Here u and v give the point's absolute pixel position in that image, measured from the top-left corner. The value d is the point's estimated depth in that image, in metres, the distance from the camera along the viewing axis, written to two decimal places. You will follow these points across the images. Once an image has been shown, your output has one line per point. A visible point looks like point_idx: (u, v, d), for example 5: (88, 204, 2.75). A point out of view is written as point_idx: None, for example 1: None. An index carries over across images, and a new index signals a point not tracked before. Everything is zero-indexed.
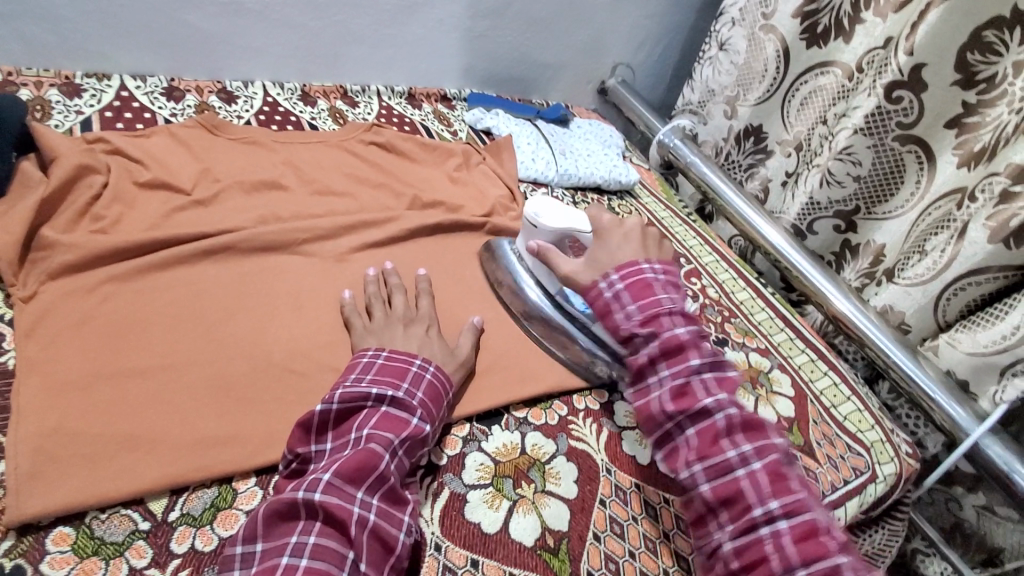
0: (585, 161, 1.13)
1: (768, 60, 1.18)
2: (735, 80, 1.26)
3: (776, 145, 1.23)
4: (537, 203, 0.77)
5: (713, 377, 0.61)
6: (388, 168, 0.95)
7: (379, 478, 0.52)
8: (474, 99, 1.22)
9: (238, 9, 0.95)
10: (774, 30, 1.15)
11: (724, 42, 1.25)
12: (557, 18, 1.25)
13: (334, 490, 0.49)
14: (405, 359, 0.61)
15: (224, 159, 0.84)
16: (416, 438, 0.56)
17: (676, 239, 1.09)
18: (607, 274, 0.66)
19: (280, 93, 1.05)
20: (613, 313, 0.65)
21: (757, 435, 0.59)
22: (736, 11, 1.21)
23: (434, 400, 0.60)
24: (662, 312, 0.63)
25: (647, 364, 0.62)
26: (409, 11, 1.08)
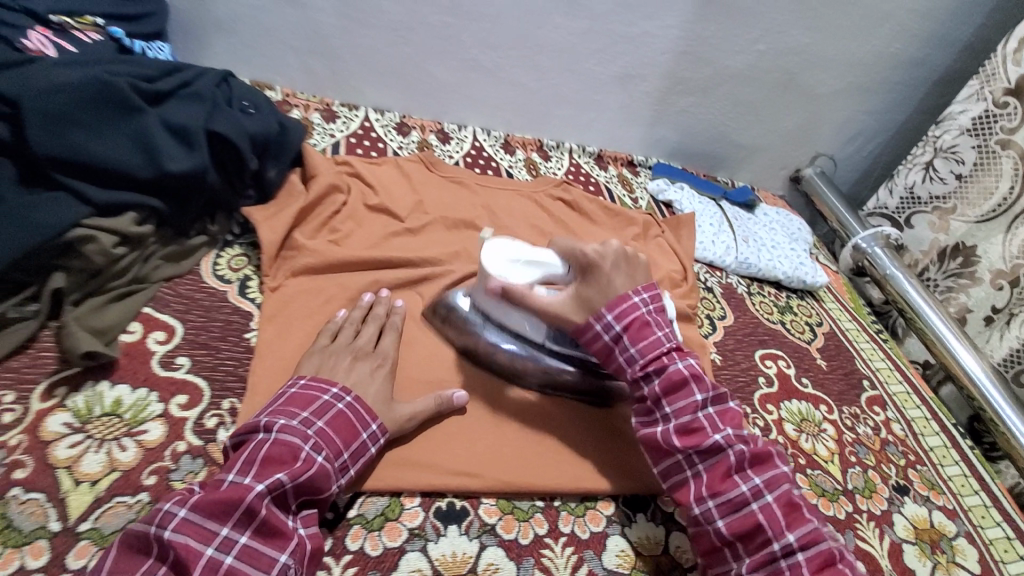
0: (768, 252, 1.07)
1: (1001, 178, 1.05)
2: (953, 192, 1.12)
3: (986, 274, 1.08)
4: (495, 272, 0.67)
5: (716, 411, 0.62)
6: (570, 226, 0.99)
7: (248, 514, 0.46)
8: (659, 168, 1.23)
9: (472, 65, 1.07)
10: (1013, 146, 1.03)
11: (945, 148, 1.12)
12: (764, 103, 1.22)
13: (187, 529, 0.44)
14: (321, 388, 0.57)
15: (435, 195, 0.94)
16: (308, 474, 0.50)
17: (860, 357, 0.98)
18: (598, 318, 0.65)
19: (486, 139, 1.15)
20: (613, 359, 0.65)
21: (765, 467, 0.60)
22: (966, 119, 1.09)
23: (343, 436, 0.54)
24: (661, 353, 0.64)
25: (655, 404, 0.63)
26: (621, 81, 1.13)
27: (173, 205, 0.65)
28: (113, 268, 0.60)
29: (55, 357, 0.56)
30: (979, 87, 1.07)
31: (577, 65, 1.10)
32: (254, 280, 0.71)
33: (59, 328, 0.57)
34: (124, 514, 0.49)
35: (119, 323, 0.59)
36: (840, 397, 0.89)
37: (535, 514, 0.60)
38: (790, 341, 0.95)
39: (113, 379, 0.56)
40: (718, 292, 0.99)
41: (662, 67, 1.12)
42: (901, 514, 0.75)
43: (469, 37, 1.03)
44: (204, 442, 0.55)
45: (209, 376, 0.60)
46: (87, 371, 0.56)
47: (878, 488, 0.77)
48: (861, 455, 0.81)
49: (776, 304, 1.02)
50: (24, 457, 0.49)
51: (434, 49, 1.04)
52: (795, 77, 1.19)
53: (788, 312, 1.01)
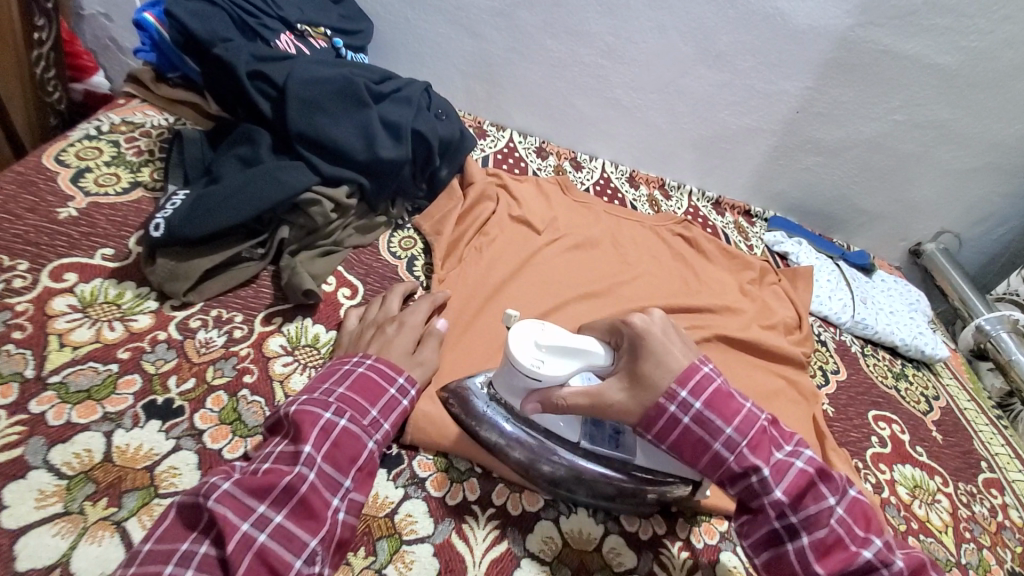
0: (886, 317, 1.07)
1: None
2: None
3: None
4: (527, 348, 0.56)
5: (845, 514, 0.52)
6: (689, 261, 1.04)
7: (287, 490, 0.47)
8: (775, 222, 1.26)
9: (615, 103, 1.17)
10: None
11: None
12: (894, 172, 1.23)
13: (228, 500, 0.45)
14: (342, 361, 0.59)
15: (568, 215, 1.03)
16: (334, 439, 0.52)
17: (978, 438, 0.95)
18: (672, 397, 0.53)
19: (614, 172, 1.23)
20: (713, 454, 0.53)
21: (908, 572, 0.52)
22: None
23: (366, 397, 0.56)
24: (764, 431, 0.54)
25: (784, 520, 0.52)
26: (751, 134, 1.19)
27: (374, 186, 0.77)
28: (324, 229, 0.73)
29: (273, 293, 0.67)
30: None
31: (713, 115, 1.17)
32: (419, 261, 0.82)
33: (279, 270, 0.69)
34: None
35: (323, 274, 0.70)
36: (955, 472, 0.86)
37: (654, 516, 0.63)
38: (905, 408, 0.94)
39: (314, 318, 0.67)
40: (831, 346, 1.00)
41: (795, 126, 1.17)
42: None
43: (617, 78, 1.14)
44: None
45: None
46: (296, 308, 0.67)
47: (993, 568, 0.75)
48: (976, 533, 0.79)
49: (891, 369, 1.01)
50: (252, 366, 0.60)
51: (583, 86, 1.15)
52: (930, 151, 1.19)
53: (903, 379, 1.00)
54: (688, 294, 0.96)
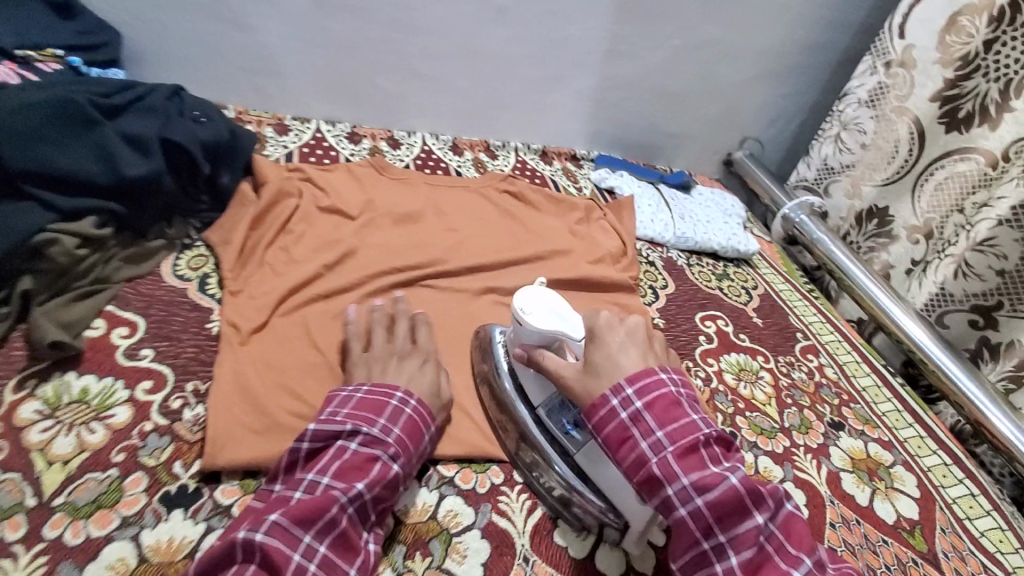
0: (704, 227, 1.16)
1: (901, 141, 1.14)
2: (860, 160, 1.21)
3: (902, 230, 1.16)
4: (526, 297, 0.66)
5: (781, 529, 0.52)
6: (517, 215, 1.05)
7: (331, 524, 0.50)
8: (600, 161, 1.31)
9: (415, 74, 1.15)
10: (907, 112, 1.12)
11: (848, 122, 1.22)
12: (689, 93, 1.32)
13: (278, 532, 0.47)
14: (386, 393, 0.60)
15: (384, 195, 0.99)
16: (383, 481, 0.55)
17: (794, 313, 1.06)
18: (616, 391, 0.57)
19: (435, 143, 1.22)
20: (634, 449, 0.55)
21: None
22: (863, 93, 1.19)
23: (410, 442, 0.59)
24: (699, 445, 0.55)
25: (704, 533, 0.52)
26: (554, 81, 1.21)
27: (131, 210, 0.70)
28: (77, 269, 0.65)
29: (26, 353, 0.59)
30: (871, 64, 1.17)
31: (513, 68, 1.18)
32: (213, 277, 0.75)
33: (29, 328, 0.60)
34: (97, 487, 0.52)
35: (84, 319, 0.63)
36: (775, 348, 0.96)
37: (491, 467, 0.66)
38: (728, 303, 1.03)
39: (79, 370, 0.60)
40: (659, 264, 1.07)
41: (592, 66, 1.21)
42: (838, 447, 0.81)
43: (410, 48, 1.11)
44: (170, 421, 0.59)
45: (172, 363, 0.64)
46: (56, 363, 0.59)
47: (814, 424, 0.83)
48: (797, 397, 0.87)
49: (714, 272, 1.10)
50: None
51: (378, 61, 1.11)
52: (715, 67, 1.29)
53: (725, 279, 1.09)
54: (518, 248, 0.98)
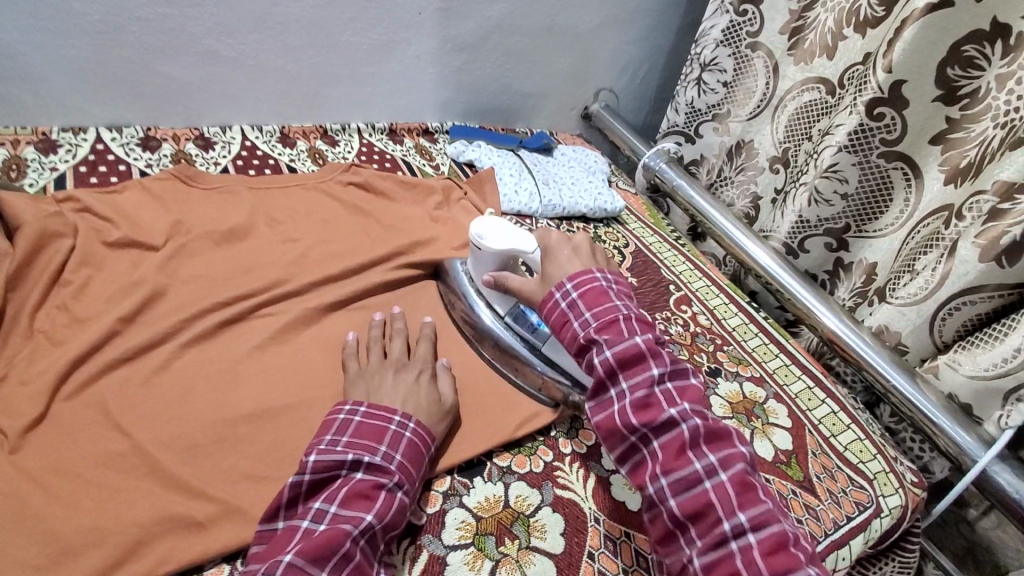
0: (569, 190, 1.12)
1: (758, 77, 1.12)
2: (723, 99, 1.18)
3: (765, 162, 1.13)
4: (482, 225, 0.74)
5: (676, 386, 0.60)
6: (367, 210, 0.94)
7: (345, 558, 0.49)
8: (456, 132, 1.22)
9: (213, 57, 0.96)
10: (761, 46, 1.09)
11: (708, 62, 1.17)
12: (537, 47, 1.25)
13: (293, 573, 0.46)
14: (385, 416, 0.59)
15: (198, 211, 0.83)
16: (393, 508, 0.54)
17: (664, 265, 1.07)
18: (559, 286, 0.67)
19: (259, 136, 1.05)
20: (569, 328, 0.65)
21: (720, 443, 0.58)
22: (717, 32, 1.14)
23: (410, 465, 0.58)
24: (619, 321, 0.63)
25: (609, 378, 0.61)
26: (385, 49, 1.08)
27: None
28: None
29: None
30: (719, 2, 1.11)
31: (333, 38, 1.02)
32: None
33: None
34: None
35: None
36: (652, 306, 0.96)
37: None
38: None
39: None
40: None
41: (424, 29, 1.09)
42: (716, 394, 0.84)
43: (196, 26, 0.91)
44: None
45: None
46: None
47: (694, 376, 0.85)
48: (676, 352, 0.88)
49: (585, 237, 1.08)
50: None
51: (159, 45, 0.90)
52: (557, 18, 1.22)
53: (597, 242, 1.07)
54: (373, 248, 0.87)
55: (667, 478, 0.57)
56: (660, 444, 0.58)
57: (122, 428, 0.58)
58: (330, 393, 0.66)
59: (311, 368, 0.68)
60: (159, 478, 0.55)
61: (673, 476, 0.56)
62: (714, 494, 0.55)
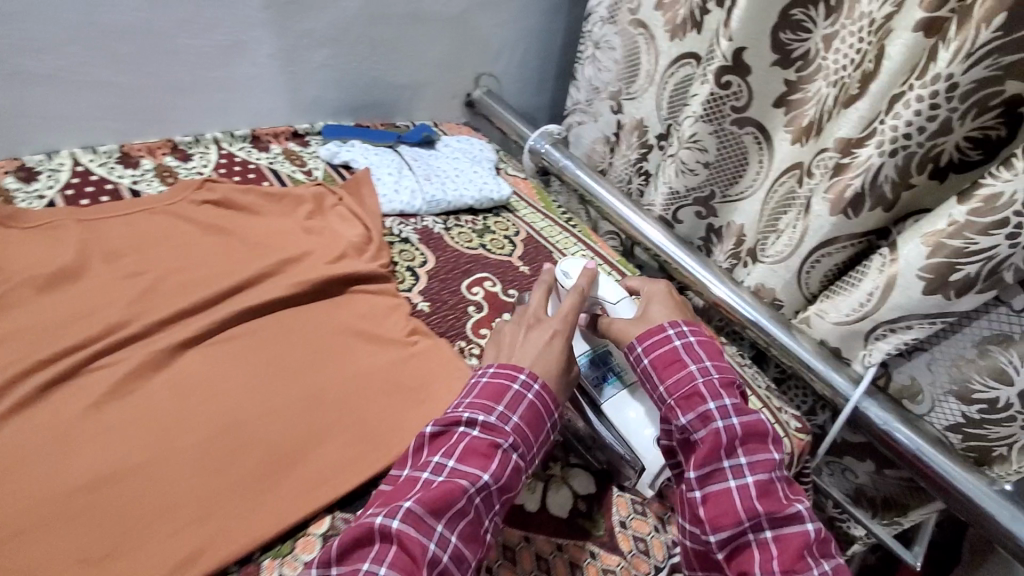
0: (453, 183, 1.09)
1: (640, 50, 1.09)
2: (616, 77, 1.16)
3: (654, 139, 1.13)
4: (570, 265, 0.77)
5: (789, 480, 0.61)
6: (229, 229, 0.86)
7: (460, 512, 0.53)
8: (327, 132, 1.14)
9: (23, 78, 0.84)
10: (642, 23, 1.07)
11: (598, 41, 1.16)
12: (407, 35, 1.19)
13: (411, 519, 0.50)
14: (510, 375, 0.61)
15: (16, 256, 0.73)
16: (506, 476, 0.56)
17: (556, 249, 1.06)
18: (675, 325, 0.68)
19: (94, 159, 0.94)
20: (681, 369, 0.64)
21: (826, 550, 0.56)
22: (603, 9, 1.13)
23: (534, 428, 0.60)
24: (736, 384, 0.64)
25: (730, 446, 0.59)
26: (232, 50, 0.99)
27: None
28: None
29: None
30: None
31: (167, 44, 0.92)
32: None
33: None
34: None
35: None
36: None
37: None
38: (492, 259, 0.99)
39: None
40: (414, 239, 0.98)
41: (274, 25, 1.00)
42: None
43: None
44: None
45: None
46: None
47: None
48: None
49: (474, 230, 1.05)
50: None
51: None
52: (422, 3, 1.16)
53: (487, 234, 1.05)
54: (236, 271, 0.80)
55: (783, 572, 0.54)
56: (773, 534, 0.56)
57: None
58: (186, 443, 0.60)
59: (164, 417, 0.61)
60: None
61: (793, 574, 0.53)
62: None
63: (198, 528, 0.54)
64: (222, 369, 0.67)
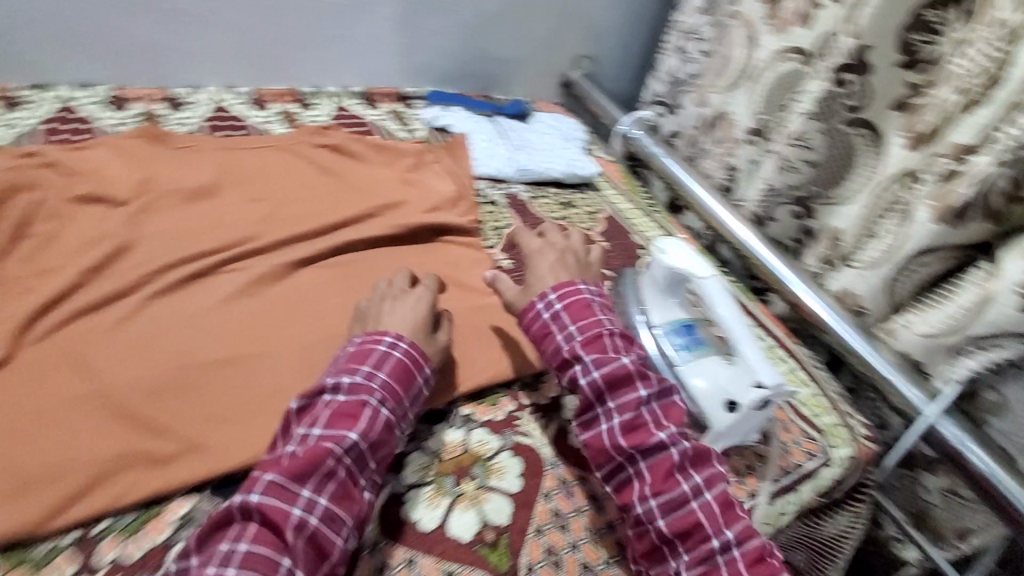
0: (543, 156, 1.13)
1: (733, 45, 1.11)
2: (702, 68, 1.20)
3: (739, 133, 1.12)
4: (668, 244, 0.81)
5: (660, 408, 0.65)
6: (341, 172, 0.94)
7: (328, 475, 0.53)
8: (433, 97, 1.21)
9: (178, 16, 0.95)
10: (739, 15, 1.10)
11: (689, 30, 1.22)
12: (514, 11, 1.24)
13: (272, 492, 0.51)
14: (576, 304, 0.70)
15: (165, 169, 0.83)
16: (376, 431, 0.57)
17: (636, 231, 1.08)
18: (541, 297, 0.70)
19: (231, 98, 1.04)
20: (552, 341, 0.68)
21: (704, 465, 0.63)
22: (699, 1, 1.19)
23: (403, 382, 0.61)
24: (603, 336, 0.67)
25: (595, 397, 0.65)
26: (357, 10, 1.07)
27: None
28: None
29: None
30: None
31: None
32: None
33: None
34: None
35: None
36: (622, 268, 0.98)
37: None
38: (573, 232, 1.02)
39: None
40: (502, 203, 1.03)
41: None
42: None
43: None
44: None
45: None
46: None
47: None
48: None
49: (558, 202, 1.09)
50: None
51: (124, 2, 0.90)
52: None
53: (570, 207, 1.08)
54: (344, 207, 0.87)
55: (656, 495, 0.61)
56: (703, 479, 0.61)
57: (88, 371, 0.59)
58: (294, 345, 0.67)
59: (278, 320, 0.70)
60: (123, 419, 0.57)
61: (663, 495, 0.61)
62: (700, 513, 0.60)
63: None
64: (327, 288, 0.75)
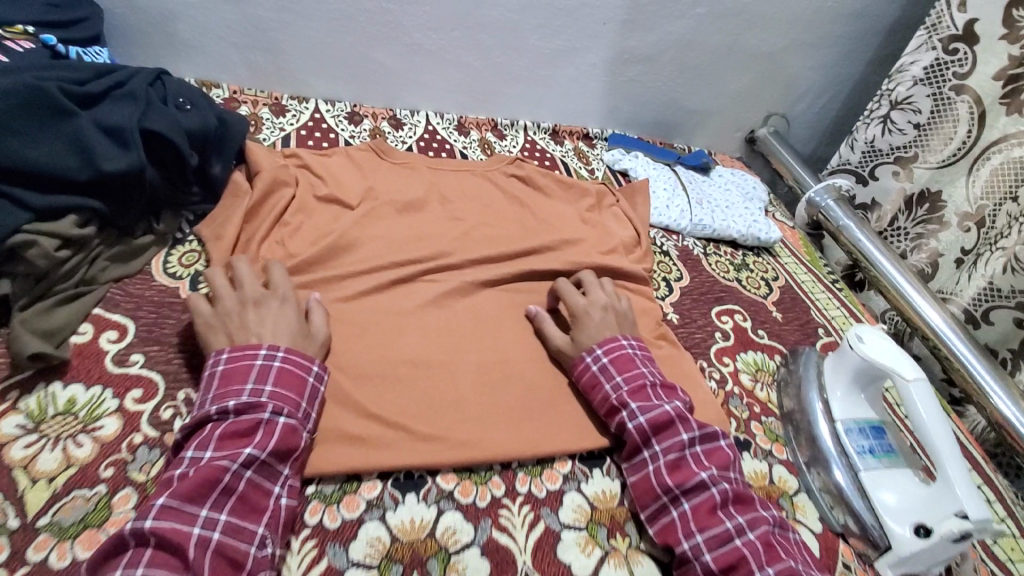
0: (722, 213, 1.10)
1: (957, 124, 1.03)
2: (913, 141, 1.10)
3: (952, 216, 1.06)
4: (866, 332, 0.74)
5: (703, 450, 0.65)
6: (527, 203, 1.00)
7: (225, 491, 0.50)
8: (615, 140, 1.24)
9: (417, 49, 1.08)
10: (967, 91, 1.01)
11: (900, 100, 1.10)
12: (712, 65, 1.24)
13: (168, 514, 0.47)
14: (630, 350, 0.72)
15: (384, 181, 0.94)
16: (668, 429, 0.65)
17: (816, 307, 1.00)
18: (592, 352, 0.71)
19: (440, 122, 1.16)
20: (601, 390, 0.69)
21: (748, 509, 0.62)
22: (918, 69, 1.07)
23: (294, 389, 0.58)
24: (647, 387, 0.68)
25: (642, 440, 0.65)
26: (565, 55, 1.14)
27: (114, 208, 0.67)
28: (57, 272, 0.62)
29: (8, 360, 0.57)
30: (926, 38, 1.06)
31: (518, 41, 1.10)
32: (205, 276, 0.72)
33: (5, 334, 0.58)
34: (82, 506, 0.51)
35: (64, 327, 0.60)
36: (796, 344, 0.91)
37: (492, 477, 0.63)
38: (745, 296, 0.98)
39: (65, 379, 0.58)
40: (674, 255, 1.02)
41: (606, 37, 1.13)
42: None
43: (409, 20, 1.04)
44: (161, 432, 0.57)
45: (164, 369, 0.62)
46: (37, 373, 0.58)
47: None
48: None
49: (732, 262, 1.05)
50: None
51: (377, 35, 1.05)
52: (740, 38, 1.20)
53: (744, 270, 1.04)
54: (528, 238, 0.92)
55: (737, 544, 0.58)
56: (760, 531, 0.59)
57: None
58: (472, 360, 0.72)
59: (462, 334, 0.75)
60: (334, 398, 0.64)
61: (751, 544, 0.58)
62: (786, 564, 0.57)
63: (473, 427, 0.66)
64: (506, 313, 0.80)
